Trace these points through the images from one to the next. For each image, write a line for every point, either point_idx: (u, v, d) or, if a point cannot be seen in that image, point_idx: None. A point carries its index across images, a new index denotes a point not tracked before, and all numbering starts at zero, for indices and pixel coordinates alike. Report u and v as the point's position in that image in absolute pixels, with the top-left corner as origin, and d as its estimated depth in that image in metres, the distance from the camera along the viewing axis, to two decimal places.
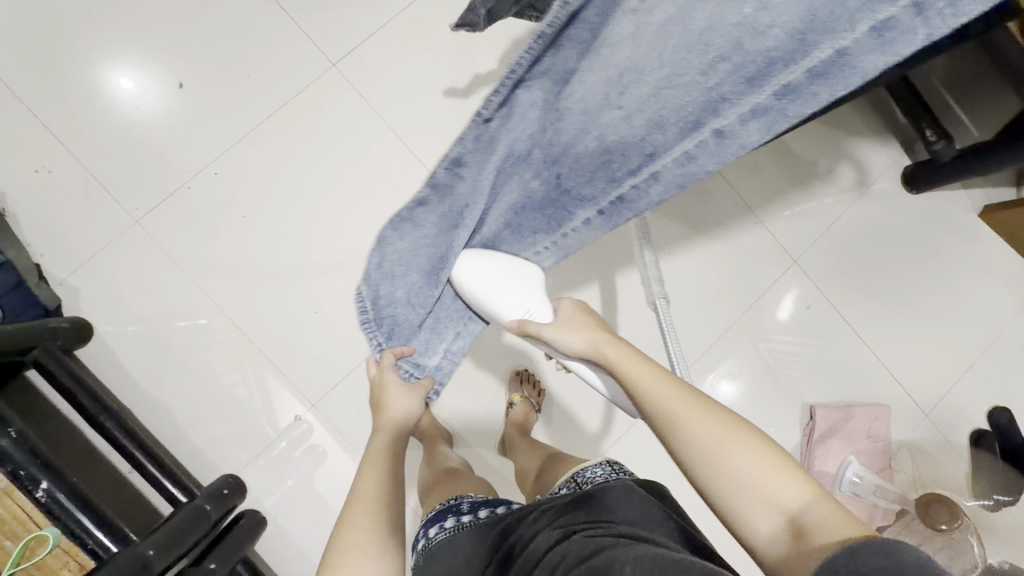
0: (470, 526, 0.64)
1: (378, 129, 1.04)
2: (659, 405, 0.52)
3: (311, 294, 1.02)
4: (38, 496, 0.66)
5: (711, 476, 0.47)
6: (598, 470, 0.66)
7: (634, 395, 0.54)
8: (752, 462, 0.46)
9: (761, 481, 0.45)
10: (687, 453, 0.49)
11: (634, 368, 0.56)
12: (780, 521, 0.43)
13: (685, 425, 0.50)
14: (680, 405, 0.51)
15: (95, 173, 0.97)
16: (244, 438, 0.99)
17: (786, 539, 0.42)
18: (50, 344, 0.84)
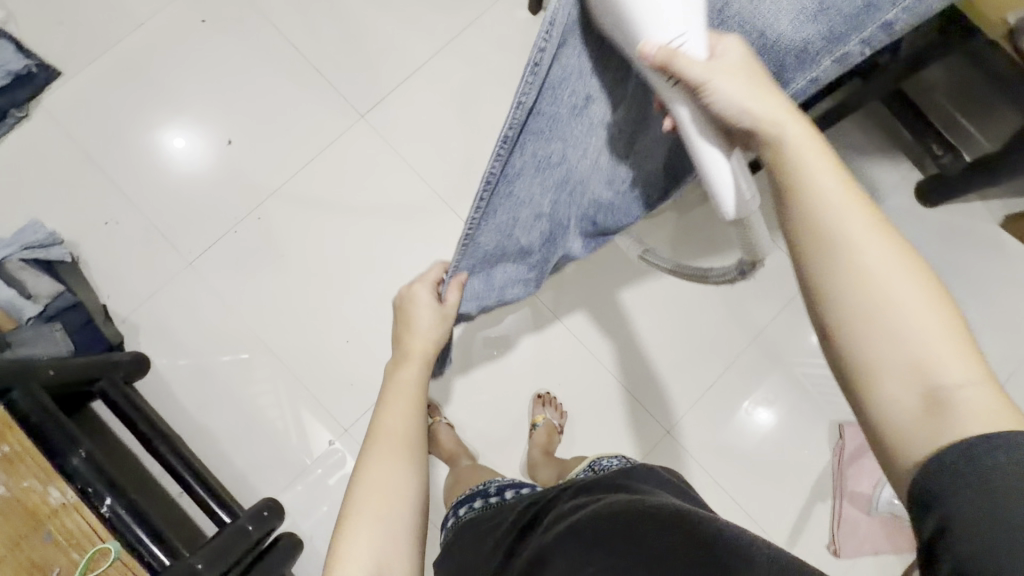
0: (494, 505, 0.74)
1: (402, 172, 1.13)
2: (841, 235, 0.39)
3: (343, 326, 1.09)
4: (104, 511, 0.73)
5: (871, 343, 0.36)
6: (614, 461, 0.80)
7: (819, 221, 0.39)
8: (925, 337, 0.35)
9: (919, 352, 0.35)
10: (837, 304, 0.38)
11: (823, 175, 0.41)
12: (921, 387, 0.35)
13: (866, 276, 0.37)
14: (870, 249, 0.38)
15: (154, 223, 1.09)
16: (281, 463, 1.04)
17: (921, 410, 0.35)
18: (114, 375, 0.93)
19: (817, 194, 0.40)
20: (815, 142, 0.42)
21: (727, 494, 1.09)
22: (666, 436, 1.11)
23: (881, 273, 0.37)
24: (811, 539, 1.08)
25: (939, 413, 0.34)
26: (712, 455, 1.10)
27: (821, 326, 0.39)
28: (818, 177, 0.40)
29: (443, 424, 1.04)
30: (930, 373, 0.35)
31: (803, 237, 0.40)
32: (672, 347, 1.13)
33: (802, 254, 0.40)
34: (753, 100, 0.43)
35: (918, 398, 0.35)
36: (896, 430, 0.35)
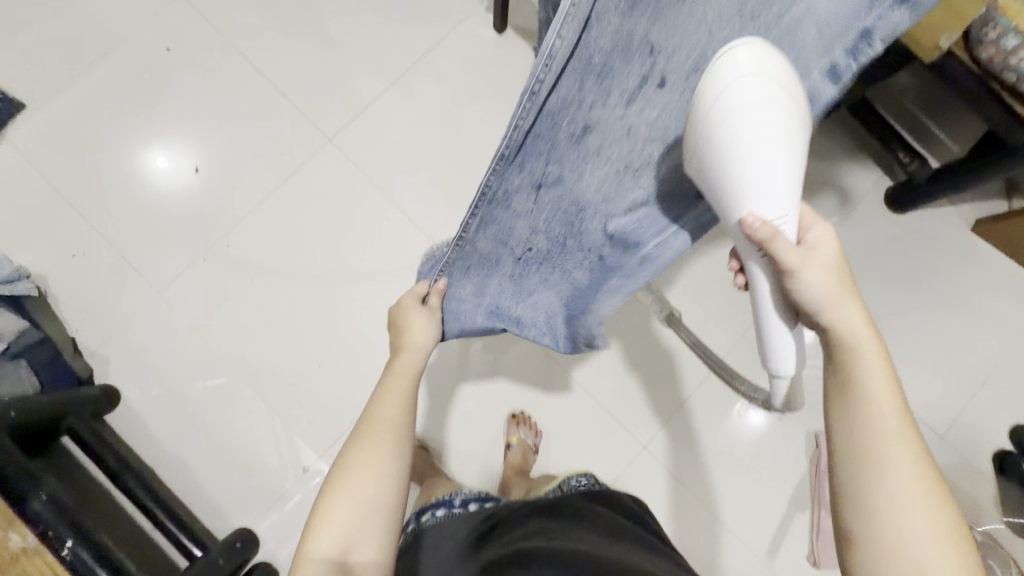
0: (460, 515, 0.73)
1: (372, 194, 1.13)
2: (892, 462, 0.43)
3: (316, 350, 1.08)
4: (64, 554, 0.72)
5: (891, 548, 0.42)
6: (583, 479, 0.81)
7: (845, 408, 0.46)
8: (926, 540, 0.42)
9: (930, 574, 0.41)
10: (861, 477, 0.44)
11: (885, 391, 0.45)
12: None
13: (892, 497, 0.43)
14: (903, 469, 0.43)
15: (124, 253, 1.08)
16: (256, 492, 1.04)
17: None
18: (81, 411, 0.92)
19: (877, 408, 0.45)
20: (885, 362, 0.46)
21: (707, 509, 1.09)
22: (645, 451, 1.10)
23: (911, 484, 0.43)
24: (792, 551, 1.07)
25: None
26: (690, 469, 1.10)
27: (842, 510, 0.45)
28: (882, 400, 0.45)
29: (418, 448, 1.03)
30: None
31: (847, 441, 0.45)
32: (648, 360, 1.13)
33: (841, 418, 0.46)
34: (847, 315, 0.47)
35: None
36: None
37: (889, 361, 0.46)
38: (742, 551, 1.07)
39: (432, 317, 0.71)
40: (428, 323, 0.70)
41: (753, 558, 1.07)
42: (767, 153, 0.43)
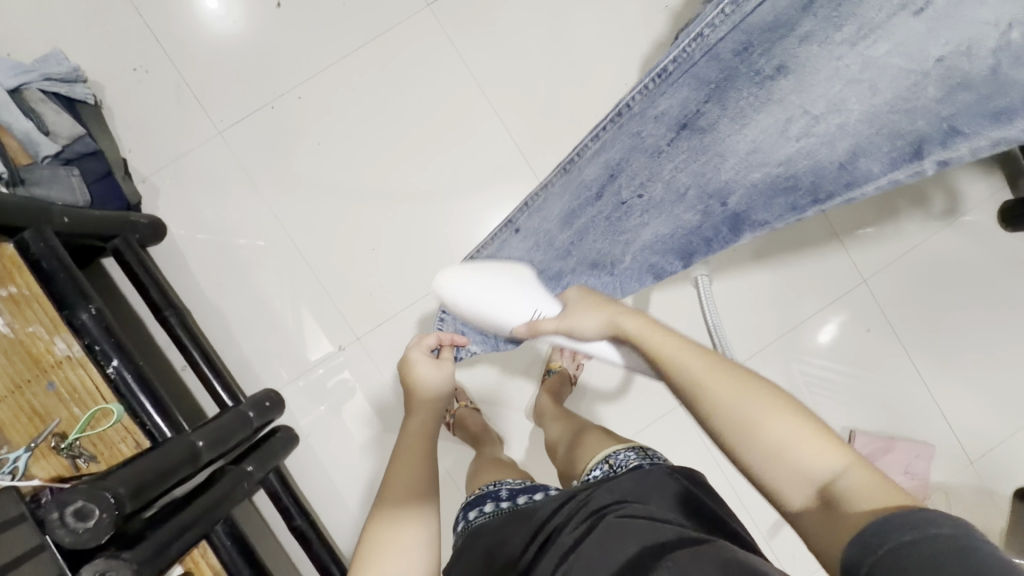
0: (505, 511, 0.67)
1: (463, 78, 1.03)
2: (704, 385, 0.51)
3: (372, 232, 1.03)
4: (108, 371, 0.71)
5: (757, 459, 0.46)
6: (631, 454, 0.68)
7: (664, 370, 0.55)
8: (790, 439, 0.45)
9: (798, 462, 0.45)
10: (721, 424, 0.49)
11: (677, 350, 0.54)
12: (813, 487, 0.44)
13: (727, 420, 0.48)
14: (725, 390, 0.50)
15: (188, 80, 0.99)
16: (288, 358, 1.02)
17: (818, 507, 0.43)
18: (130, 236, 0.88)
19: (676, 361, 0.54)
20: (655, 327, 0.58)
21: (721, 476, 1.09)
22: (676, 408, 1.09)
23: (734, 402, 0.49)
24: (791, 531, 1.09)
25: (835, 507, 0.42)
26: (715, 434, 1.09)
27: (726, 451, 0.49)
28: (674, 349, 0.54)
29: (465, 404, 1.02)
30: (809, 473, 0.44)
31: (679, 395, 0.53)
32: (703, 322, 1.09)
33: (667, 373, 0.54)
34: (595, 315, 0.63)
35: (811, 496, 0.44)
36: (816, 538, 0.42)
37: (659, 324, 0.58)
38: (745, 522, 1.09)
39: (444, 369, 0.76)
40: (441, 372, 0.76)
41: (753, 530, 1.09)
42: (515, 296, 0.70)
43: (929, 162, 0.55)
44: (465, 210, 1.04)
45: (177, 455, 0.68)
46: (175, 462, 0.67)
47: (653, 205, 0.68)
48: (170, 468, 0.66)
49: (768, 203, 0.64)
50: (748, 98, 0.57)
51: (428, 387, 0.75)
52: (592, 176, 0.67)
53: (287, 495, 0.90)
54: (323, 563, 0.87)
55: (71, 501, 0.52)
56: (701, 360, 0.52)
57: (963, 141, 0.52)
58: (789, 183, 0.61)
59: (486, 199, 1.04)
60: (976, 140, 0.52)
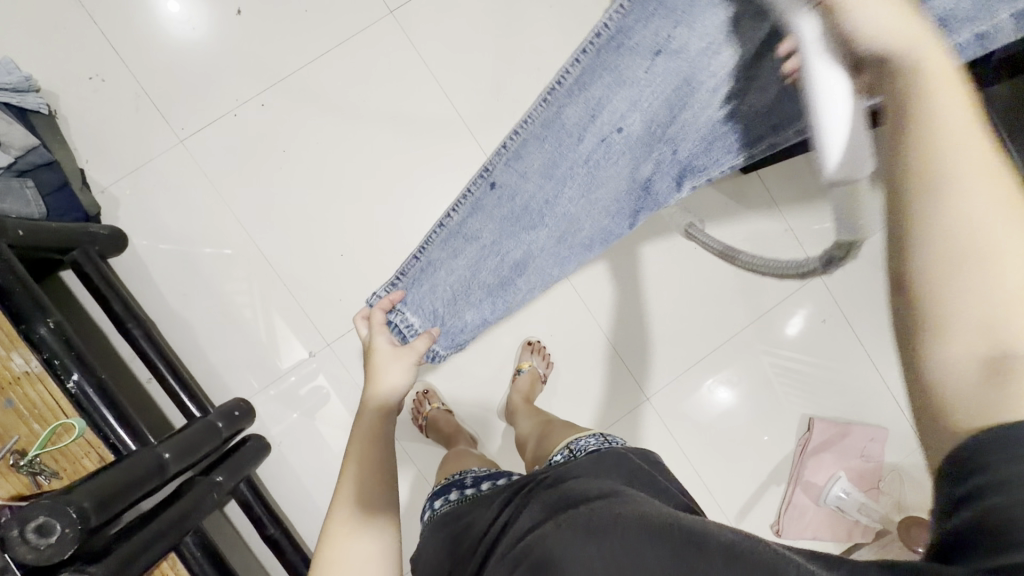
0: (470, 498, 0.69)
1: (427, 85, 1.05)
2: (940, 183, 0.32)
3: (340, 238, 1.03)
4: (69, 385, 0.71)
5: (938, 274, 0.31)
6: (591, 440, 0.70)
7: (913, 138, 0.34)
8: (1002, 275, 0.30)
9: (999, 315, 0.30)
10: (921, 242, 0.32)
11: (960, 120, 0.34)
12: (996, 352, 0.29)
13: (961, 226, 0.31)
14: (969, 194, 0.31)
15: (147, 89, 0.98)
16: (258, 366, 1.02)
17: (982, 373, 0.29)
18: (89, 248, 0.87)
19: (937, 146, 0.33)
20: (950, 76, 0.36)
21: (689, 466, 1.13)
22: (644, 402, 1.12)
23: (980, 210, 0.31)
24: (757, 517, 1.13)
25: (1009, 377, 0.28)
26: (683, 426, 1.13)
27: (893, 273, 0.34)
28: (954, 118, 0.34)
29: (438, 406, 1.03)
30: (1003, 332, 0.29)
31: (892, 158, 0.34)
32: (668, 319, 1.13)
33: (904, 164, 0.34)
34: (901, 26, 0.38)
35: (981, 360, 0.29)
36: (955, 407, 0.30)
37: (963, 86, 0.36)
38: (713, 510, 1.12)
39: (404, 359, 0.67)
40: (403, 366, 0.66)
41: (720, 517, 1.13)
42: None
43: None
44: (433, 214, 1.05)
45: (144, 468, 0.67)
46: (141, 475, 0.67)
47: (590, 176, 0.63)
48: (136, 481, 0.65)
49: (708, 149, 0.64)
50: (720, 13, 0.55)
51: (390, 387, 0.66)
52: (573, 118, 0.59)
53: (258, 504, 0.90)
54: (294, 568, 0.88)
55: (32, 516, 0.51)
56: (982, 170, 0.32)
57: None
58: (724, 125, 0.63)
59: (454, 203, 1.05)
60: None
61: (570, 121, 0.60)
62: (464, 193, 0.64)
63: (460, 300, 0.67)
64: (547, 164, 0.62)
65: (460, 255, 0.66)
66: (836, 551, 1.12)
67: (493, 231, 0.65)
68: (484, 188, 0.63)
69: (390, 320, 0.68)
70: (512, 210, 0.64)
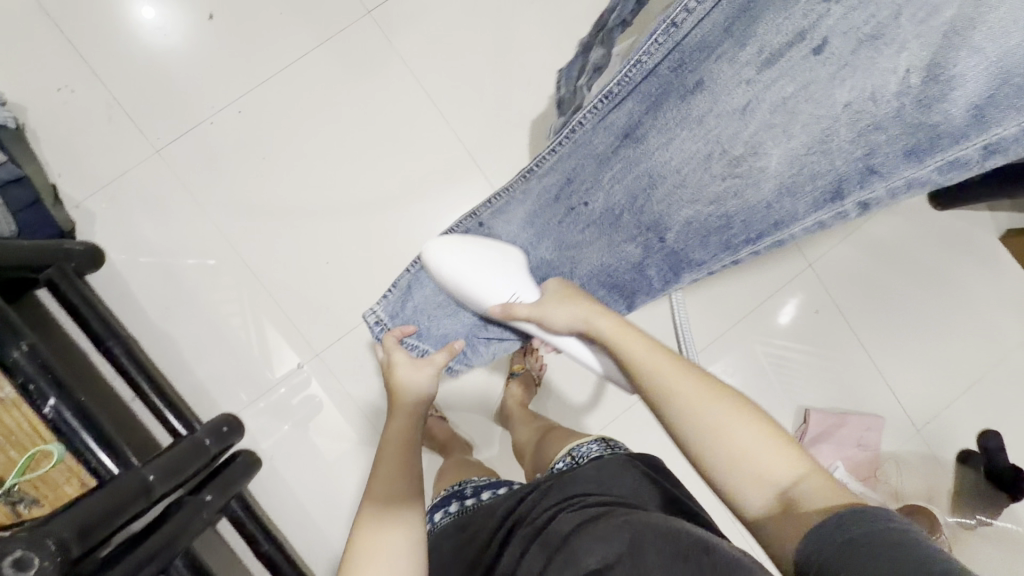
0: (472, 508, 0.67)
1: (408, 86, 1.02)
2: (662, 380, 0.54)
3: (325, 245, 1.01)
4: (45, 410, 0.67)
5: (703, 452, 0.49)
6: (593, 446, 0.69)
7: (630, 369, 0.56)
8: (743, 446, 0.47)
9: (761, 469, 0.46)
10: (686, 427, 0.51)
11: (636, 347, 0.57)
12: (773, 492, 0.45)
13: (718, 459, 0.48)
14: (718, 423, 0.49)
15: (118, 98, 0.95)
16: (246, 379, 1.00)
17: (778, 512, 0.44)
18: (65, 265, 0.84)
19: (669, 394, 0.53)
20: (673, 359, 0.55)
21: (688, 462, 1.12)
22: (640, 400, 1.11)
23: (718, 421, 0.49)
24: None
25: (792, 512, 0.43)
26: None
27: (684, 449, 0.51)
28: (638, 349, 0.57)
29: (433, 414, 1.02)
30: (768, 476, 0.46)
31: (628, 373, 0.57)
32: (661, 315, 1.12)
33: (659, 397, 0.53)
34: (572, 307, 0.63)
35: (774, 500, 0.45)
36: (766, 530, 0.44)
37: (635, 328, 0.60)
38: (713, 505, 1.12)
39: (426, 370, 0.69)
40: (425, 375, 0.69)
41: (720, 512, 1.12)
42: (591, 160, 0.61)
43: (881, 188, 0.52)
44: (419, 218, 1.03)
45: (128, 492, 0.65)
46: (126, 499, 0.64)
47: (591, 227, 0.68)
48: (120, 506, 0.63)
49: (702, 241, 0.64)
50: (677, 115, 0.59)
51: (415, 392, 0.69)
52: (549, 184, 0.67)
53: (252, 521, 0.88)
54: None
55: (9, 550, 0.49)
56: (665, 360, 0.55)
57: (880, 182, 0.52)
58: (723, 224, 0.62)
59: (440, 206, 1.04)
60: (896, 181, 0.51)
61: (547, 190, 0.68)
62: (457, 223, 0.72)
63: (448, 311, 0.73)
64: (527, 217, 0.70)
65: (446, 288, 0.73)
66: None
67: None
68: (473, 225, 0.71)
69: (404, 343, 0.73)
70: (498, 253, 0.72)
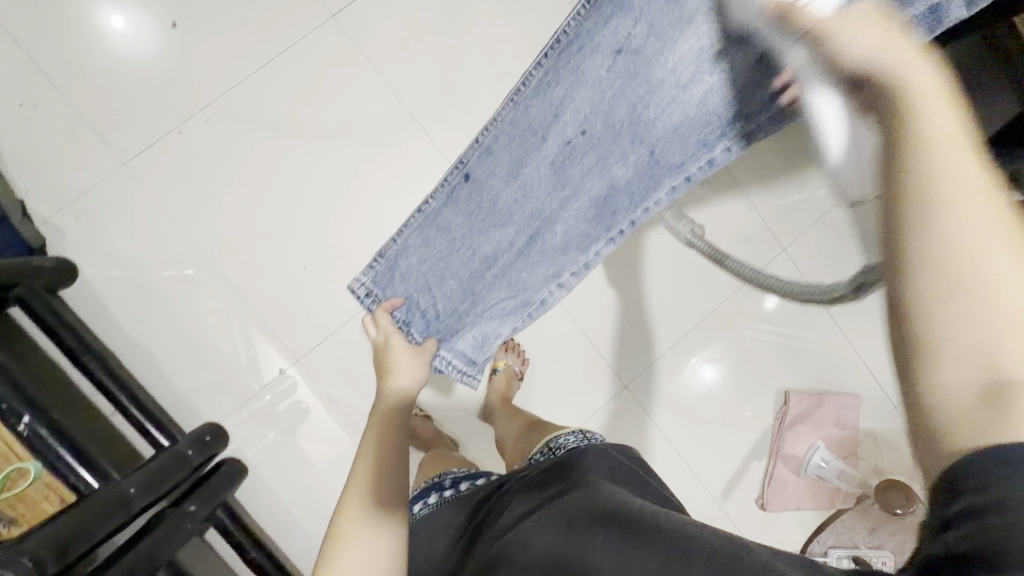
0: (450, 499, 0.68)
1: (377, 89, 1.02)
2: (943, 182, 0.30)
3: (302, 250, 1.01)
4: (19, 429, 0.66)
5: (938, 311, 0.29)
6: (571, 437, 0.69)
7: (898, 164, 0.32)
8: (990, 332, 0.28)
9: (1009, 318, 0.28)
10: (918, 251, 0.30)
11: (952, 123, 0.32)
12: (986, 380, 0.28)
13: (930, 281, 0.30)
14: (975, 224, 0.30)
15: (82, 112, 0.94)
16: (228, 388, 0.99)
17: (983, 405, 0.27)
18: (35, 282, 0.83)
19: (940, 165, 0.31)
20: (962, 116, 0.33)
21: (673, 449, 1.14)
22: (623, 390, 1.12)
23: (971, 228, 0.30)
24: (742, 493, 1.15)
25: (1001, 422, 0.27)
26: (664, 411, 1.13)
27: (892, 302, 0.31)
28: (943, 148, 0.31)
29: (418, 414, 1.02)
30: (1001, 371, 0.27)
31: (890, 174, 0.33)
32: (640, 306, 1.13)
33: (903, 189, 0.32)
34: (897, 48, 0.36)
35: (978, 389, 0.28)
36: (949, 435, 0.28)
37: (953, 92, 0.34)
38: (698, 490, 1.14)
39: (419, 356, 0.73)
40: (417, 359, 0.73)
41: (706, 496, 1.14)
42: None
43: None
44: (394, 219, 1.04)
45: (108, 505, 0.66)
46: (105, 512, 0.65)
47: (594, 153, 0.61)
48: (100, 520, 0.63)
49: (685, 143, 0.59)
50: (670, 17, 0.54)
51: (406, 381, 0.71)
52: (536, 116, 0.61)
53: (238, 529, 0.88)
54: None
55: None
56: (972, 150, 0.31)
57: None
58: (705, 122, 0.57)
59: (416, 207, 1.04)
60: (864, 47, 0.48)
61: (534, 122, 0.62)
62: (442, 184, 0.69)
63: (432, 278, 0.72)
64: (514, 162, 0.64)
65: (432, 242, 0.71)
66: (819, 520, 1.15)
67: (462, 224, 0.69)
68: (460, 178, 0.68)
69: (396, 319, 0.75)
70: (485, 204, 0.67)
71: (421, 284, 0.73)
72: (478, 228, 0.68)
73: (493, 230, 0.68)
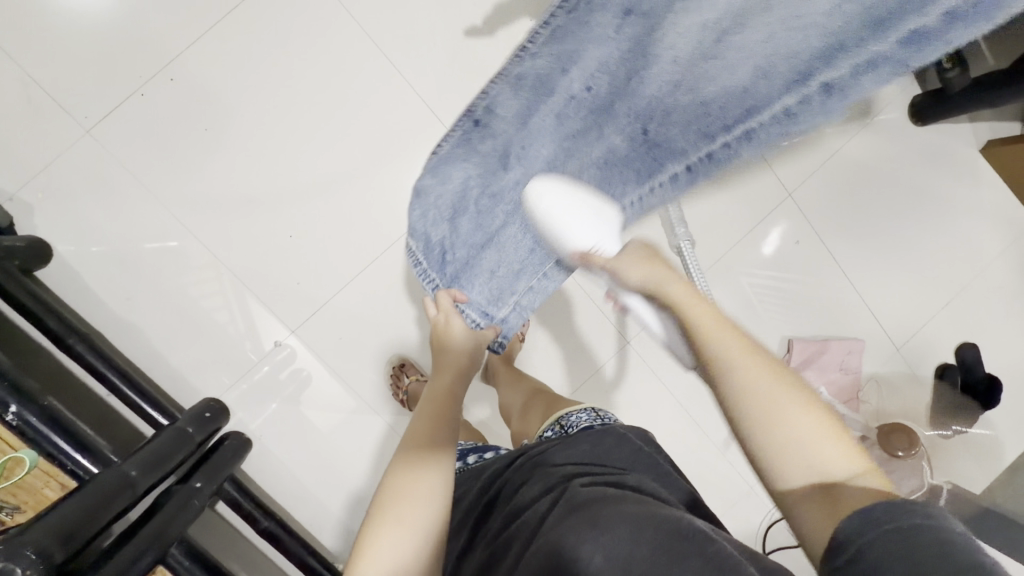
0: (460, 471, 0.69)
1: (352, 37, 0.95)
2: (729, 359, 0.44)
3: (287, 216, 0.97)
4: (9, 418, 0.63)
5: (773, 444, 0.41)
6: (584, 415, 0.68)
7: (694, 337, 0.46)
8: (811, 444, 0.41)
9: (814, 454, 0.41)
10: (739, 409, 0.43)
11: (709, 318, 0.46)
12: (817, 478, 0.40)
13: (776, 441, 0.41)
14: (795, 413, 0.42)
15: (33, 75, 0.86)
16: (224, 362, 0.97)
17: (818, 495, 0.40)
18: (8, 264, 0.79)
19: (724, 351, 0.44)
20: (694, 293, 0.49)
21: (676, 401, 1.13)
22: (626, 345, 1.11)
23: (766, 390, 0.42)
24: None
25: (835, 496, 0.39)
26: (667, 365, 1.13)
27: (747, 451, 0.43)
28: (731, 346, 0.44)
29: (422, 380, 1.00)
30: (821, 466, 0.40)
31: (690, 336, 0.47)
32: None
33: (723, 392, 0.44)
34: (633, 262, 0.51)
35: (816, 487, 0.40)
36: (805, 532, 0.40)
37: (700, 289, 0.49)
38: (702, 439, 1.15)
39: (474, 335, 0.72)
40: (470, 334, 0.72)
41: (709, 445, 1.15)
42: (575, 223, 0.56)
43: (849, 66, 0.41)
44: (382, 179, 0.99)
45: (111, 488, 0.65)
46: (109, 495, 0.64)
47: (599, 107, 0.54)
48: (103, 503, 0.62)
49: (682, 131, 0.51)
50: None
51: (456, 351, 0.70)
52: (543, 69, 0.51)
53: (248, 501, 0.88)
54: (298, 557, 0.88)
55: None
56: (741, 341, 0.45)
57: (851, 58, 0.40)
58: (700, 114, 0.49)
59: (402, 165, 0.99)
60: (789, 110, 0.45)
61: (543, 76, 0.52)
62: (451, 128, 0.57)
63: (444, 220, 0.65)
64: (522, 113, 0.55)
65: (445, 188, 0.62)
66: None
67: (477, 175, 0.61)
68: (469, 125, 0.56)
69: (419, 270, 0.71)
70: (494, 151, 0.58)
71: (446, 231, 0.66)
72: (488, 172, 0.60)
73: (501, 175, 0.61)
